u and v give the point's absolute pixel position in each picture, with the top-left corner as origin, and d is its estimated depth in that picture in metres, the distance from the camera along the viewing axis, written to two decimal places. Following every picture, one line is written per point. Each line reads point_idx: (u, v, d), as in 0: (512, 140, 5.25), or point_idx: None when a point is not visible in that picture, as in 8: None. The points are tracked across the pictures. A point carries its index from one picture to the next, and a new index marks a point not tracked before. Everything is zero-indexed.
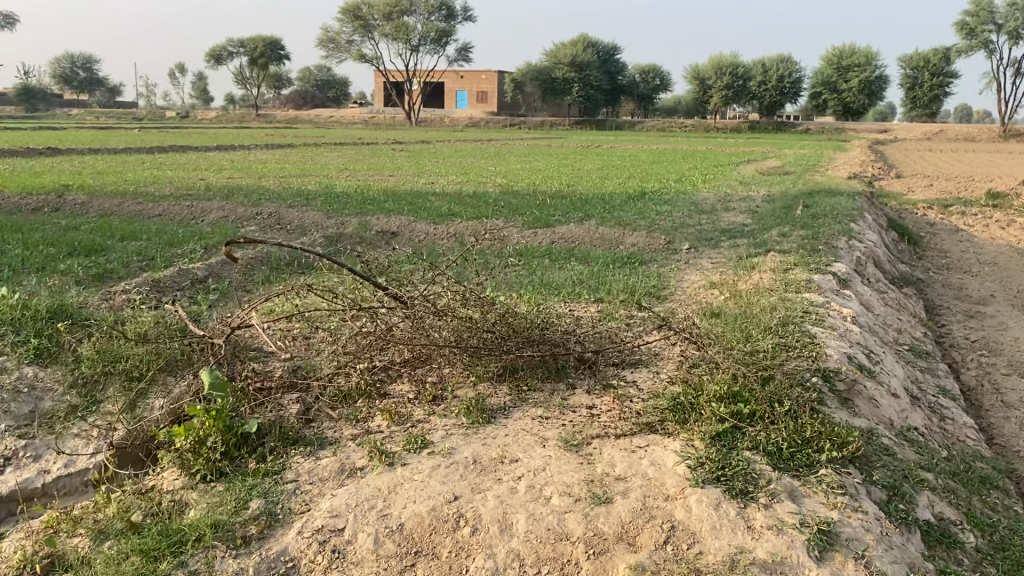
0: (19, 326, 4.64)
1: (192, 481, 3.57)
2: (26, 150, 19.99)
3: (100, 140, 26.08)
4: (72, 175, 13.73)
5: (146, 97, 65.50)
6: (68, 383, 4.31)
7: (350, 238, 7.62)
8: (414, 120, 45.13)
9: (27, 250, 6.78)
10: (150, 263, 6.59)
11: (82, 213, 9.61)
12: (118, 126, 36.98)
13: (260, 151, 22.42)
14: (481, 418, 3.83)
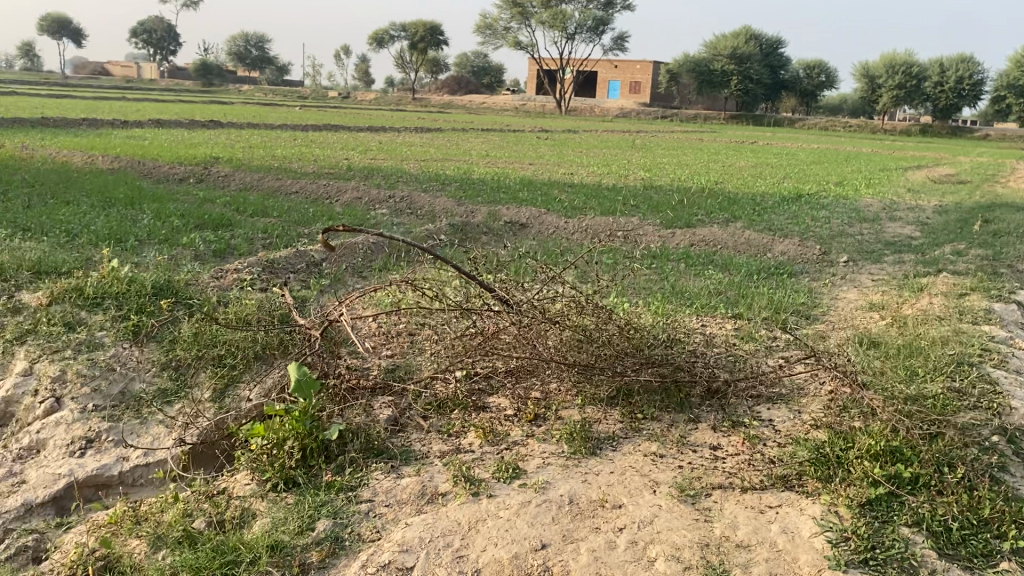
0: (123, 300, 4.52)
1: (262, 489, 3.26)
2: (190, 121, 20.98)
3: (262, 115, 27.15)
4: (226, 148, 14.14)
5: (310, 76, 68.18)
6: (160, 364, 4.13)
7: (477, 227, 7.27)
8: (564, 109, 44.72)
9: (159, 220, 6.80)
10: (273, 239, 6.47)
11: (225, 186, 9.74)
12: (282, 104, 38.53)
13: (409, 133, 22.64)
14: (584, 448, 3.33)
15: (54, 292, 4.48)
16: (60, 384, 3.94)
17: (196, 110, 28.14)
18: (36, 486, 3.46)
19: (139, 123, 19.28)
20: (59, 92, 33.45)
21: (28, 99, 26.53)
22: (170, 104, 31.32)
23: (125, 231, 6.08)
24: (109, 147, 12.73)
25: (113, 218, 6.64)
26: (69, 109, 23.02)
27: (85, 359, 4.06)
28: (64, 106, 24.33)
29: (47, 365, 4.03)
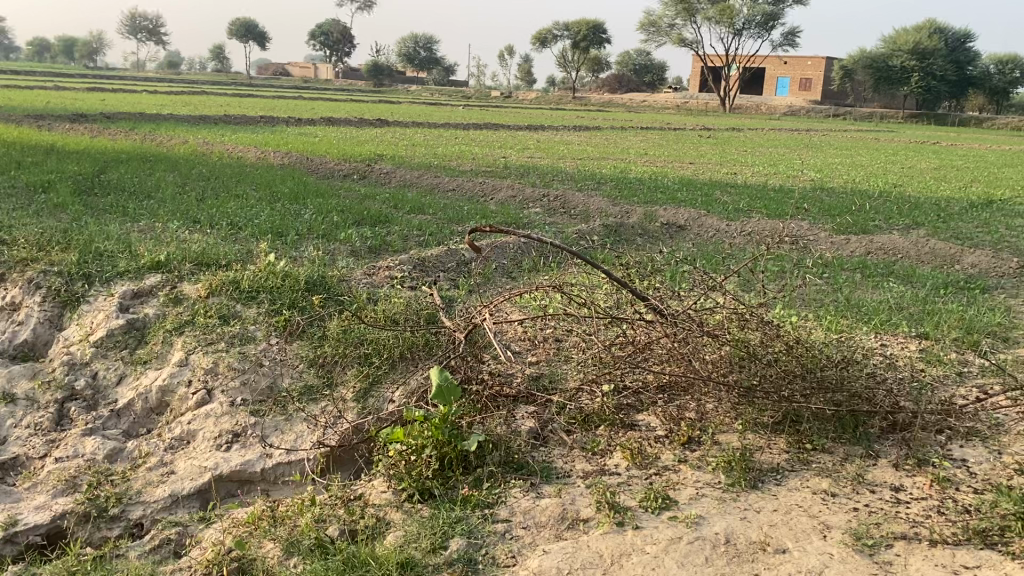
0: (277, 295, 4.54)
1: (398, 498, 3.13)
2: (358, 120, 21.75)
3: (426, 114, 27.84)
4: (390, 146, 14.49)
5: (473, 76, 69.48)
6: (308, 360, 4.09)
7: (632, 228, 6.96)
8: (728, 107, 43.33)
9: (320, 215, 6.94)
10: (426, 236, 6.42)
11: (385, 183, 9.91)
12: (446, 103, 39.39)
13: (568, 131, 22.51)
14: (744, 481, 3.00)
15: (213, 283, 4.55)
16: (212, 376, 3.98)
17: (365, 109, 29.22)
18: (183, 478, 3.48)
19: (311, 121, 20.15)
20: (242, 92, 35.67)
21: (216, 99, 28.39)
22: (338, 103, 32.74)
23: (287, 226, 6.21)
24: (281, 144, 13.30)
25: (276, 212, 6.81)
26: (250, 108, 24.42)
27: (236, 352, 4.09)
28: (246, 105, 25.87)
29: (201, 356, 4.08)
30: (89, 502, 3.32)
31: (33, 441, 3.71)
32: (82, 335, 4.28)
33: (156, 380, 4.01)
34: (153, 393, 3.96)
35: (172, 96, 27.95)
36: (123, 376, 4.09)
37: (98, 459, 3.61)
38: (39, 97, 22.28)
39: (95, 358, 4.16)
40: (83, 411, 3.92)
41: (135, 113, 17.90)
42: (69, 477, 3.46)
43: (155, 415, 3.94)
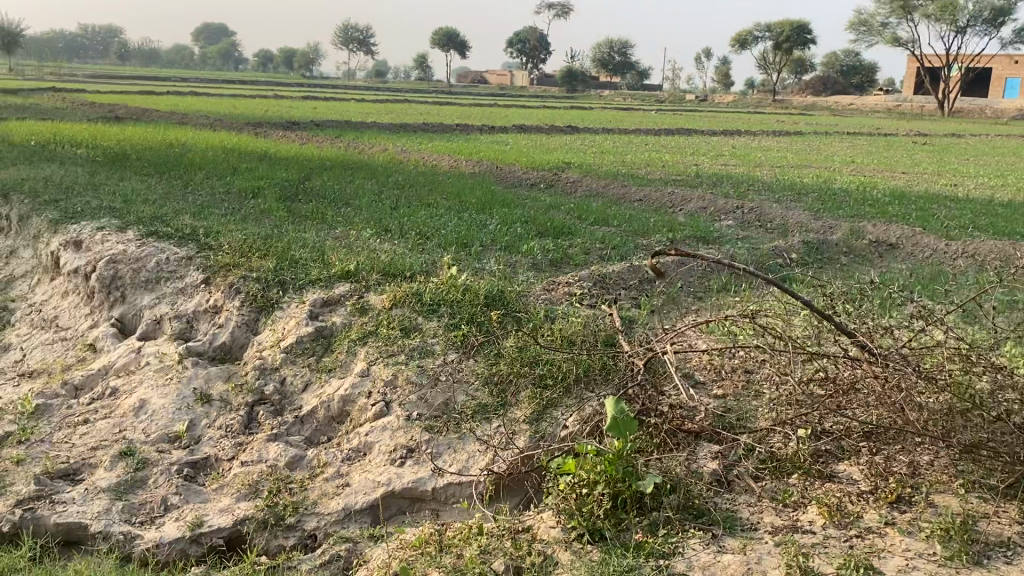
0: (457, 308, 4.23)
1: (567, 536, 2.96)
2: (551, 126, 21.84)
3: (618, 120, 27.58)
4: (579, 153, 14.40)
5: (669, 80, 68.43)
6: (483, 377, 3.77)
7: (836, 246, 6.42)
8: (947, 110, 40.04)
9: (506, 225, 6.89)
10: (612, 250, 6.20)
11: (573, 192, 9.79)
12: (639, 107, 38.94)
13: (766, 137, 21.52)
14: (965, 556, 2.58)
15: (398, 294, 4.33)
16: (391, 389, 3.81)
17: (556, 115, 29.36)
18: (357, 491, 3.40)
19: (504, 128, 20.47)
20: (441, 100, 36.99)
21: (416, 106, 29.59)
22: (530, 109, 33.17)
23: (473, 236, 6.19)
24: (473, 151, 13.53)
25: (463, 222, 6.82)
26: (447, 115, 25.24)
27: (415, 366, 3.86)
28: (443, 112, 26.78)
29: (382, 368, 3.90)
30: (268, 509, 3.34)
31: (222, 443, 3.75)
32: (273, 341, 4.25)
33: (339, 389, 3.89)
34: (335, 402, 3.85)
35: (376, 104, 29.39)
36: (309, 384, 4.00)
37: (280, 466, 3.57)
38: (260, 106, 24.07)
39: (284, 364, 4.11)
40: (270, 415, 3.89)
41: (341, 121, 18.91)
42: (252, 480, 3.49)
43: (336, 424, 3.83)
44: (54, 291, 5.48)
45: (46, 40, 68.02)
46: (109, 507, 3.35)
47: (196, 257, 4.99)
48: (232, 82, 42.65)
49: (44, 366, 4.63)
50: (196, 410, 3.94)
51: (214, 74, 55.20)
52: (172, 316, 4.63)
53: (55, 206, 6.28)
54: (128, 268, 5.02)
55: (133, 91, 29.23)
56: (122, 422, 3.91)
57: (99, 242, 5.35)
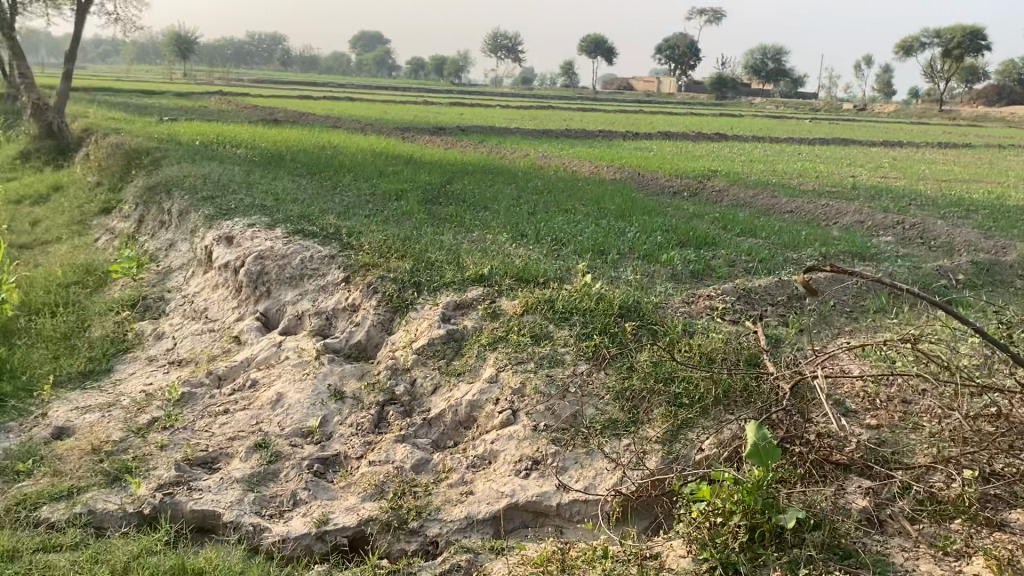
0: (590, 318, 4.08)
1: (697, 567, 2.78)
2: (698, 134, 21.33)
3: (768, 128, 26.64)
4: (726, 161, 13.95)
5: (824, 89, 65.70)
6: (614, 392, 3.59)
7: (1010, 268, 5.86)
8: None
9: (646, 234, 6.70)
10: (757, 263, 5.89)
11: (717, 202, 9.45)
12: (791, 116, 37.55)
13: (930, 149, 20.21)
14: None
15: (530, 301, 4.23)
16: (519, 397, 3.70)
17: (703, 123, 28.70)
18: (480, 500, 3.31)
19: (649, 135, 20.14)
20: (586, 106, 36.91)
21: (562, 113, 29.63)
22: (676, 116, 32.60)
23: (611, 244, 6.04)
24: (616, 158, 13.34)
25: (602, 229, 6.68)
26: (591, 122, 25.13)
27: (544, 375, 3.74)
28: (588, 119, 26.70)
29: (511, 375, 3.81)
30: (392, 511, 3.29)
31: (351, 441, 3.74)
32: (406, 341, 4.24)
33: (467, 394, 3.84)
34: (463, 407, 3.79)
35: (520, 110, 29.68)
36: (438, 387, 3.97)
37: (406, 468, 3.52)
38: (409, 111, 24.73)
39: (415, 366, 4.09)
40: (399, 416, 3.87)
41: (487, 127, 19.15)
42: (378, 480, 3.45)
43: (463, 429, 3.77)
44: (206, 284, 5.73)
45: (218, 48, 72.76)
46: (241, 497, 3.40)
47: (337, 256, 5.07)
48: (386, 89, 44.15)
49: (192, 355, 4.83)
50: (329, 407, 3.96)
51: (370, 81, 57.31)
52: (312, 313, 4.72)
53: (212, 203, 6.59)
54: (273, 264, 5.18)
55: (295, 96, 30.71)
56: (259, 414, 3.99)
57: (249, 239, 5.56)
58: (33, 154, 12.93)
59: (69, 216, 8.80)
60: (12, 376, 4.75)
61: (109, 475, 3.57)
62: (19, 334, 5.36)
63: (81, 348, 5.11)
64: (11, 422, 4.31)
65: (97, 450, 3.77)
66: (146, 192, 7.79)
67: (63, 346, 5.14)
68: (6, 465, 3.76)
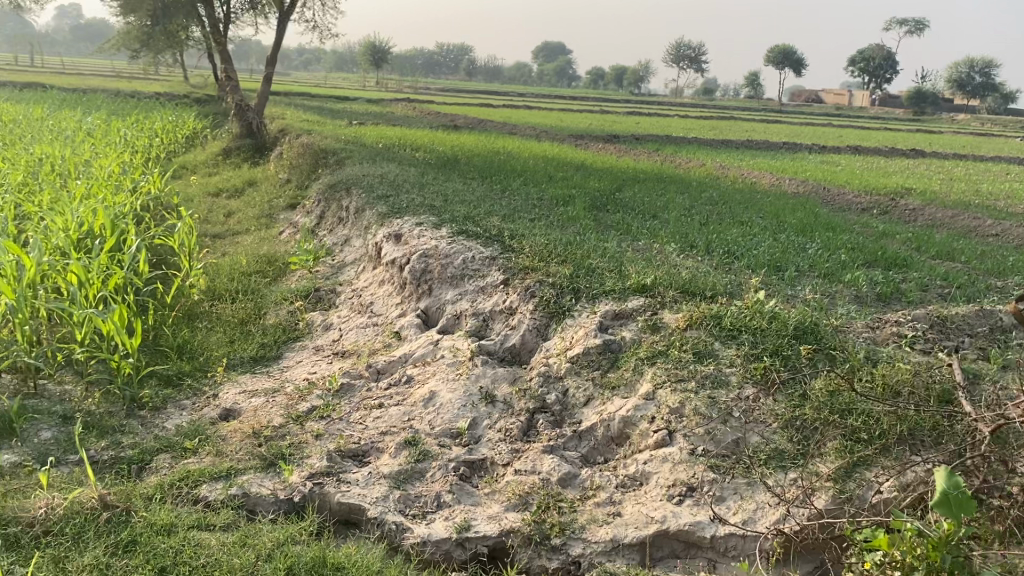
0: (760, 337, 3.78)
1: None
2: (893, 149, 19.94)
3: (974, 146, 24.55)
4: (924, 179, 12.90)
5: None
6: (782, 420, 3.29)
7: None
8: None
9: (828, 251, 6.23)
10: (955, 290, 5.32)
11: (910, 221, 8.71)
12: (1002, 134, 34.46)
13: None
14: None
15: (694, 315, 3.98)
16: (676, 417, 3.47)
17: (900, 137, 26.83)
18: (627, 523, 3.11)
19: (839, 148, 19.02)
20: (772, 118, 35.49)
21: (746, 124, 28.59)
22: (871, 131, 30.69)
23: (788, 261, 5.64)
24: (800, 171, 12.65)
25: (779, 244, 6.27)
26: (775, 133, 24.11)
27: (705, 396, 3.48)
28: (772, 131, 25.61)
29: (669, 394, 3.57)
30: (535, 525, 3.15)
31: (499, 447, 3.64)
32: (561, 349, 4.10)
33: (620, 409, 3.64)
34: (615, 422, 3.60)
35: (701, 121, 28.95)
36: (590, 399, 3.80)
37: (552, 481, 3.37)
38: (587, 119, 24.68)
39: (568, 375, 3.94)
40: (549, 426, 3.73)
41: (664, 136, 18.76)
42: (522, 491, 3.32)
43: (615, 446, 3.58)
44: (374, 280, 5.84)
45: (408, 57, 76.05)
46: (387, 494, 3.38)
47: (498, 258, 5.00)
48: (566, 98, 44.41)
49: (355, 348, 4.91)
50: (480, 409, 3.88)
51: (551, 90, 57.86)
52: (470, 314, 4.68)
53: (386, 202, 6.74)
54: (437, 263, 5.19)
55: (477, 104, 31.47)
56: (411, 411, 3.97)
57: (416, 237, 5.62)
58: (233, 151, 13.87)
59: (259, 210, 9.32)
60: (192, 357, 5.03)
61: (265, 459, 3.65)
62: (202, 316, 5.69)
63: (255, 334, 5.35)
64: (186, 401, 4.55)
65: (257, 434, 3.88)
66: (328, 189, 8.11)
67: (239, 331, 5.40)
68: (176, 441, 3.94)
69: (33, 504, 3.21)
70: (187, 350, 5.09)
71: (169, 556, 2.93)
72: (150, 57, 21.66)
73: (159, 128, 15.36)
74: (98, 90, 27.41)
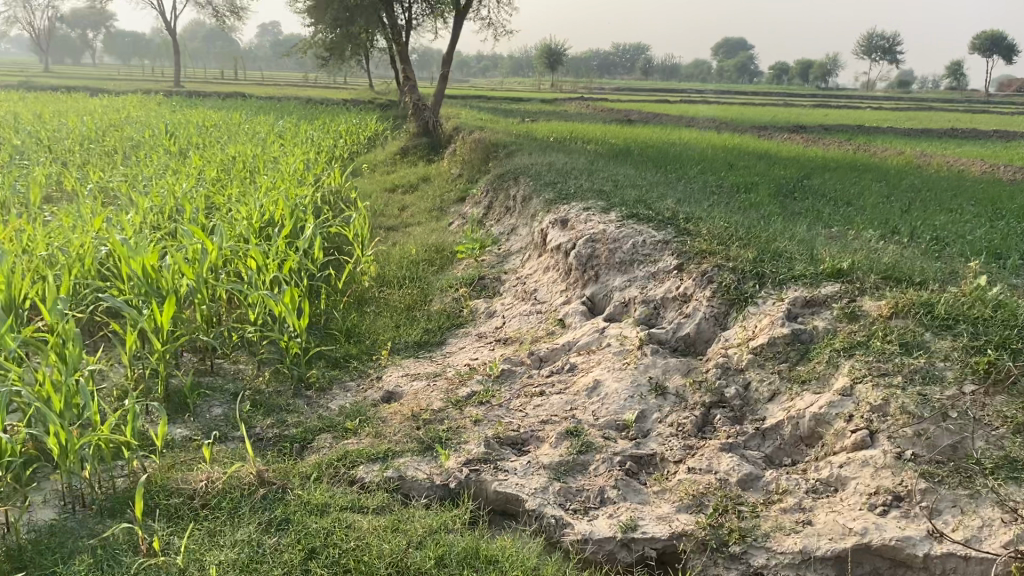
0: (983, 328, 3.21)
1: None
2: None
3: None
4: None
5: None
6: (1015, 425, 2.75)
7: None
8: None
9: None
10: None
11: None
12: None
13: None
14: None
15: (900, 303, 3.47)
16: (879, 416, 3.00)
17: None
18: (820, 535, 2.69)
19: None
20: (979, 108, 32.55)
21: (949, 114, 26.32)
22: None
23: (1010, 247, 4.91)
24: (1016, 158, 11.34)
25: (996, 231, 5.51)
26: (982, 123, 22.04)
27: (915, 393, 2.99)
28: (980, 121, 23.40)
29: (870, 389, 3.10)
30: (711, 529, 2.79)
31: (670, 442, 3.29)
32: (742, 339, 3.69)
33: (811, 406, 3.21)
34: (805, 420, 3.17)
35: (898, 112, 26.93)
36: (776, 394, 3.38)
37: (731, 483, 2.99)
38: (770, 113, 23.54)
39: (751, 367, 3.54)
40: (727, 423, 3.35)
41: (855, 126, 17.53)
42: (696, 492, 2.97)
43: (805, 447, 3.15)
44: (540, 266, 5.63)
45: (583, 60, 76.21)
46: (546, 485, 3.12)
47: (672, 241, 4.63)
48: (746, 93, 42.81)
49: (517, 335, 4.71)
50: (650, 401, 3.54)
51: (731, 87, 56.06)
52: (640, 301, 4.35)
53: (554, 188, 6.52)
54: (605, 247, 4.90)
55: (654, 100, 30.89)
56: (575, 400, 3.69)
57: (583, 222, 5.35)
58: (410, 149, 14.16)
59: (431, 203, 9.37)
60: (359, 341, 5.00)
61: (422, 442, 3.49)
62: (371, 302, 5.69)
63: (420, 320, 5.27)
64: (351, 382, 4.51)
65: (416, 417, 3.74)
66: (497, 179, 8.01)
67: (405, 316, 5.34)
68: (337, 422, 3.88)
69: (195, 477, 3.22)
70: (354, 334, 5.08)
71: (317, 538, 2.82)
72: (337, 64, 22.68)
73: (343, 130, 15.96)
74: (292, 98, 29.09)
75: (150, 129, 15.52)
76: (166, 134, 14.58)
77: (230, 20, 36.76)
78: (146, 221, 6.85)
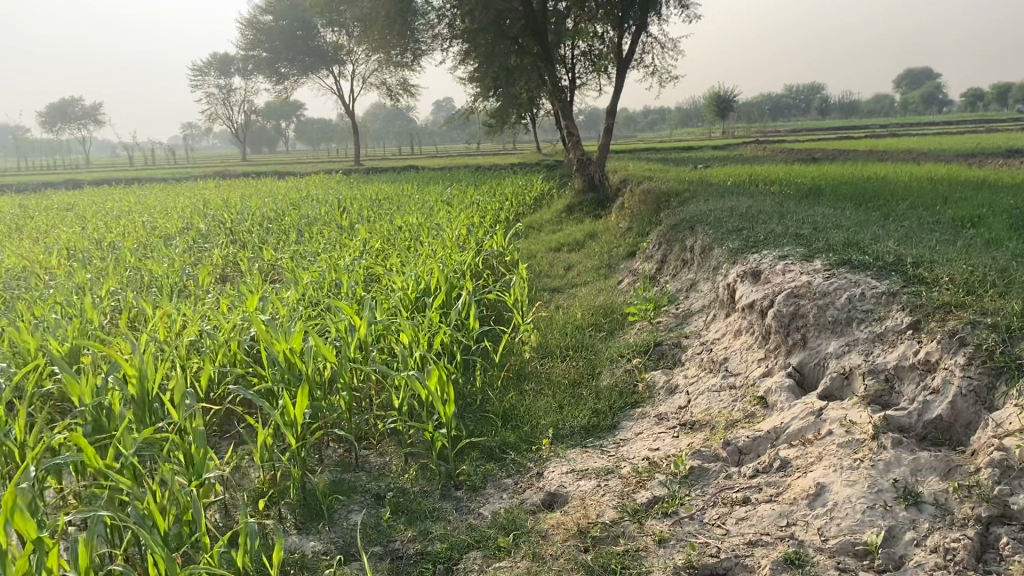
0: None
1: None
2: None
3: None
4: None
5: None
6: None
7: None
8: None
9: None
10: None
11: None
12: None
13: None
14: None
15: None
16: None
17: None
18: None
19: None
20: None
21: None
22: None
23: None
24: None
25: None
26: None
27: None
28: None
29: None
30: None
31: None
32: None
33: None
34: None
35: None
36: None
37: None
38: (973, 140, 21.36)
39: None
40: (1021, 549, 2.30)
41: None
42: None
43: None
44: (728, 329, 4.80)
45: (754, 104, 74.16)
46: None
47: (901, 292, 3.66)
48: (938, 124, 39.68)
49: (707, 418, 3.86)
50: (898, 515, 2.59)
51: (915, 119, 52.27)
52: (865, 371, 3.42)
53: (739, 236, 5.65)
54: (811, 305, 4.00)
55: (837, 139, 29.14)
56: (791, 511, 2.80)
57: (778, 274, 4.49)
58: (576, 207, 13.59)
59: (598, 261, 8.68)
60: (517, 426, 4.31)
61: (592, 573, 2.72)
62: (532, 377, 5.01)
63: (587, 398, 4.53)
64: (507, 479, 3.80)
65: (583, 533, 2.98)
66: (671, 231, 7.21)
67: (570, 395, 4.61)
68: (488, 536, 3.17)
69: None
70: (513, 417, 4.41)
71: None
72: (504, 129, 22.78)
73: (509, 193, 15.69)
74: (463, 166, 29.61)
75: (325, 205, 15.92)
76: (339, 209, 14.83)
77: (403, 97, 38.20)
78: (301, 297, 6.50)
